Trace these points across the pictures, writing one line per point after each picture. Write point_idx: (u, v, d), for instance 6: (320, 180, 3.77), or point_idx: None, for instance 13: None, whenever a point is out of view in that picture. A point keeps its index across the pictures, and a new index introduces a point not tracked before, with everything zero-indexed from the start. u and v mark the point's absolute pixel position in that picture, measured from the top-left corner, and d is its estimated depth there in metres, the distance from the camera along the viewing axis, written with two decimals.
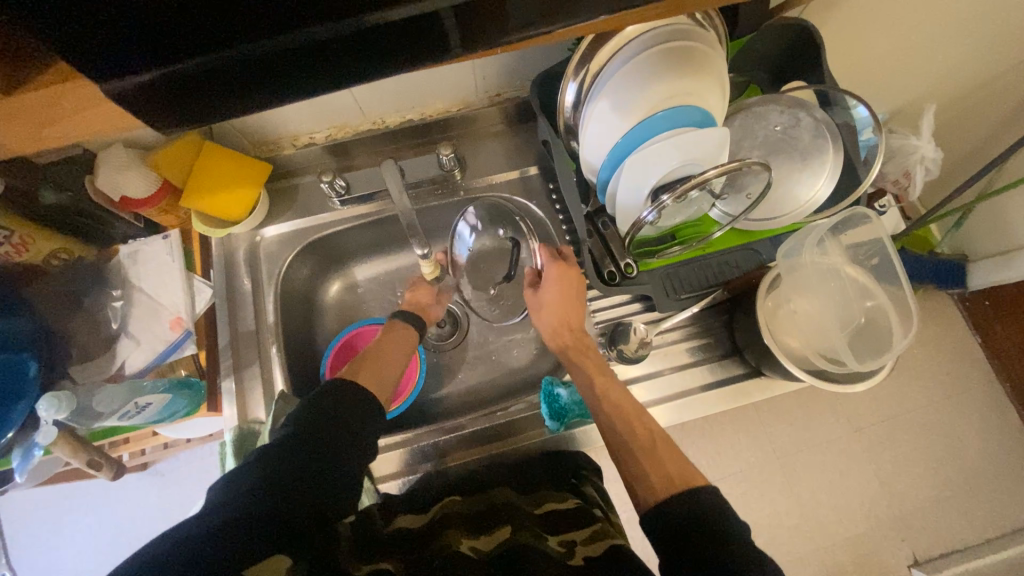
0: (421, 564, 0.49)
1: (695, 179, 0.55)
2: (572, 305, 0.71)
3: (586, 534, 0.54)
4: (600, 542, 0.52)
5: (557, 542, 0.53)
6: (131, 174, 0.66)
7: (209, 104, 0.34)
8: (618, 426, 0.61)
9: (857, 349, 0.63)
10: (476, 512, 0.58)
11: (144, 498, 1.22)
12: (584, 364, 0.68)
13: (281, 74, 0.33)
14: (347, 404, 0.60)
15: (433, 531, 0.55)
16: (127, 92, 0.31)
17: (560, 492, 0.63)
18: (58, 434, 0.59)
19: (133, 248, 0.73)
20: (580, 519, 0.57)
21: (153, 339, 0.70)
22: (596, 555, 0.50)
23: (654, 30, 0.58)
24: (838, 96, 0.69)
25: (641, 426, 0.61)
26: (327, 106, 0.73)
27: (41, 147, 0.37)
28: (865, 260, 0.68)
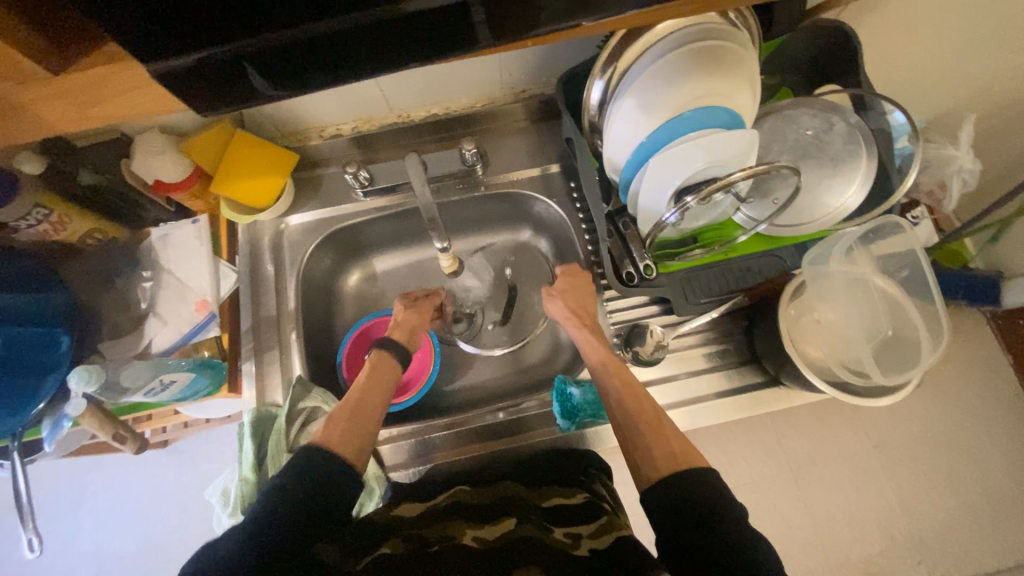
0: (420, 545, 0.52)
1: (720, 181, 0.53)
2: (583, 293, 0.73)
3: (593, 528, 0.56)
4: (607, 535, 0.54)
5: (563, 534, 0.55)
6: (163, 159, 0.68)
7: (246, 89, 0.35)
8: (627, 403, 0.61)
9: (882, 364, 0.61)
10: (484, 504, 0.61)
11: (160, 475, 1.26)
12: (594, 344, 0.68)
13: (315, 60, 0.34)
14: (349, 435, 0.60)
15: (433, 518, 0.58)
16: (170, 73, 0.32)
17: (569, 487, 0.64)
18: (87, 408, 0.61)
19: (164, 232, 0.75)
20: (587, 513, 0.59)
21: (180, 320, 0.72)
22: (603, 548, 0.52)
23: (687, 27, 0.57)
24: (875, 101, 0.67)
25: (647, 403, 0.61)
26: (354, 98, 0.75)
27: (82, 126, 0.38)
28: (894, 272, 0.65)
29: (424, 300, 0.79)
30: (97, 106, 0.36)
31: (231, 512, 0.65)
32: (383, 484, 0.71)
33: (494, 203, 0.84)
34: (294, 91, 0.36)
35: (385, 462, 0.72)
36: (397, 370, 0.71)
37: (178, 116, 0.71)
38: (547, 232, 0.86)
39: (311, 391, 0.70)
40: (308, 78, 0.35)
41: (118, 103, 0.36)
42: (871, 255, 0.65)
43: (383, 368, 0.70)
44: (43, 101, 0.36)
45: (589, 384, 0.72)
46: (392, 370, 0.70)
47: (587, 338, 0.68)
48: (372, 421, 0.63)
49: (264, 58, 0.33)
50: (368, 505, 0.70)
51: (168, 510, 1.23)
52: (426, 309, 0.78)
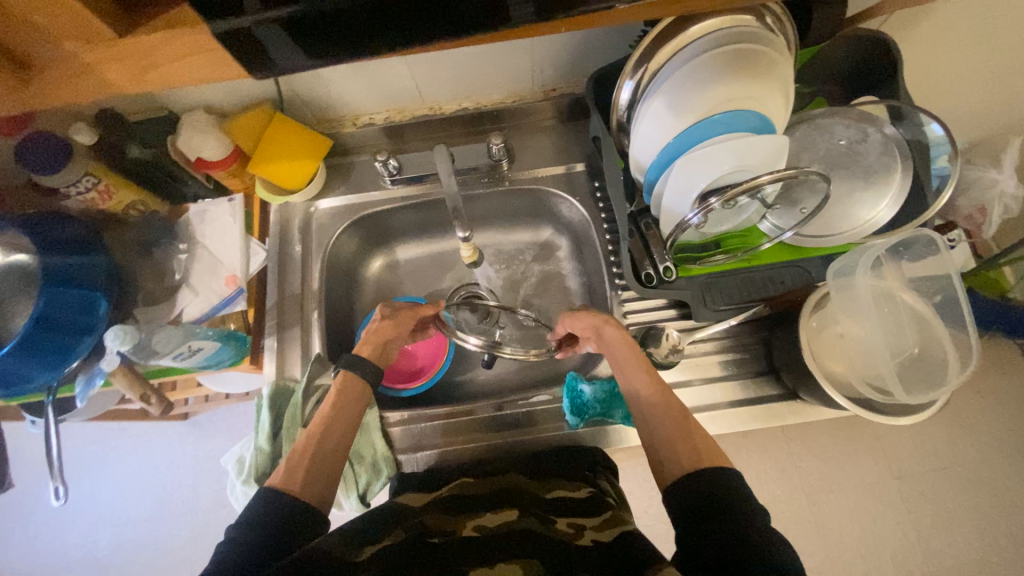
0: (420, 533, 0.56)
1: (747, 183, 0.53)
2: None
3: (597, 521, 0.57)
4: (611, 529, 0.55)
5: (565, 525, 0.57)
6: (205, 137, 0.72)
7: (298, 57, 0.37)
8: (659, 403, 0.61)
9: (907, 382, 0.58)
10: (486, 493, 0.63)
11: (179, 445, 1.32)
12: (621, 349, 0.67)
13: (367, 27, 0.35)
14: (319, 475, 0.59)
15: (436, 507, 0.61)
16: (232, 33, 0.34)
17: (573, 481, 0.65)
18: (120, 364, 0.66)
19: (201, 208, 0.78)
20: (591, 506, 0.60)
21: (209, 292, 0.74)
22: (605, 541, 0.53)
23: (722, 29, 0.56)
24: (911, 113, 0.65)
25: (675, 401, 0.61)
26: (389, 88, 0.77)
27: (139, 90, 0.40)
28: (926, 296, 0.63)
29: (404, 313, 0.75)
30: (158, 69, 0.38)
31: (245, 479, 0.68)
32: (393, 467, 0.72)
33: (518, 199, 0.85)
34: (342, 57, 0.38)
35: (395, 444, 0.73)
36: (366, 395, 0.68)
37: (221, 97, 0.74)
38: (568, 231, 0.87)
39: (327, 367, 0.72)
40: (357, 49, 0.37)
41: (172, 70, 0.38)
42: (900, 269, 0.63)
43: (349, 398, 0.66)
44: (106, 65, 0.37)
45: (601, 382, 0.72)
46: (360, 396, 0.67)
47: (619, 342, 0.67)
48: (337, 461, 0.61)
49: (321, 25, 0.35)
50: (374, 487, 0.72)
51: (183, 479, 1.29)
52: (403, 324, 0.74)
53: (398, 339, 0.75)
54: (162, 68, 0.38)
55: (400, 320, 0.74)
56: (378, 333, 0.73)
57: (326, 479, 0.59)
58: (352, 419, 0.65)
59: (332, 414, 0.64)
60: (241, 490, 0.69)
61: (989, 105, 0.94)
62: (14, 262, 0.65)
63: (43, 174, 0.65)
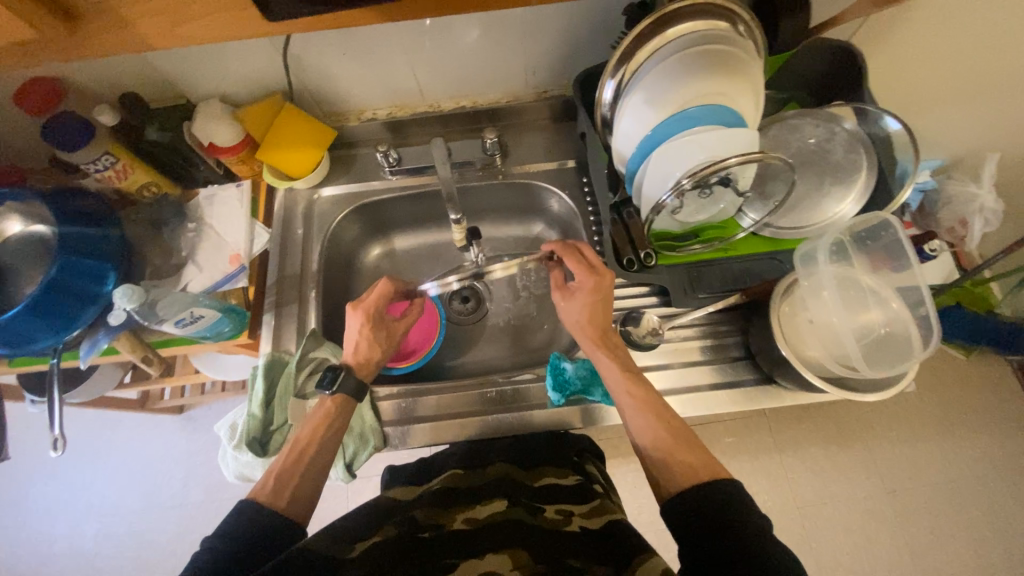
0: (410, 528, 0.58)
1: (716, 166, 0.57)
2: (600, 310, 0.69)
3: (586, 509, 0.62)
4: (599, 517, 0.60)
5: (554, 512, 0.62)
6: (218, 123, 0.77)
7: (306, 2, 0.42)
8: (642, 423, 0.62)
9: (875, 361, 0.60)
10: (474, 485, 0.66)
11: (173, 437, 1.34)
12: (610, 366, 0.67)
13: None
14: (308, 485, 0.62)
15: (426, 502, 0.63)
16: None
17: (561, 468, 0.70)
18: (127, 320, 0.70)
19: (210, 193, 0.83)
20: (579, 495, 0.65)
21: (213, 269, 0.78)
22: (594, 528, 0.59)
23: (694, 32, 0.62)
24: (872, 112, 0.69)
25: (665, 424, 0.62)
26: (393, 84, 0.82)
27: (168, 43, 0.46)
28: (915, 309, 0.62)
29: (386, 318, 0.76)
30: (181, 26, 0.44)
31: (236, 444, 0.71)
32: (381, 438, 0.74)
33: (511, 192, 0.90)
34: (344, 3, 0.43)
35: (383, 417, 0.76)
36: (353, 402, 0.69)
37: (236, 86, 0.80)
38: (557, 225, 0.91)
39: (322, 343, 0.75)
40: None
41: (200, 22, 0.44)
42: (875, 263, 0.65)
43: (343, 415, 0.68)
44: (139, 16, 0.43)
45: (582, 361, 0.75)
46: (347, 405, 0.69)
47: (606, 365, 0.67)
48: (320, 469, 0.64)
49: None
50: (361, 457, 0.74)
51: (175, 473, 1.30)
52: (379, 335, 0.75)
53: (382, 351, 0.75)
54: (191, 21, 0.44)
55: (388, 328, 0.77)
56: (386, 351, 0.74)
57: (310, 487, 0.62)
58: (344, 425, 0.68)
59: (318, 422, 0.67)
60: (232, 454, 0.72)
61: (962, 119, 0.99)
62: (34, 233, 0.70)
63: (67, 151, 0.70)
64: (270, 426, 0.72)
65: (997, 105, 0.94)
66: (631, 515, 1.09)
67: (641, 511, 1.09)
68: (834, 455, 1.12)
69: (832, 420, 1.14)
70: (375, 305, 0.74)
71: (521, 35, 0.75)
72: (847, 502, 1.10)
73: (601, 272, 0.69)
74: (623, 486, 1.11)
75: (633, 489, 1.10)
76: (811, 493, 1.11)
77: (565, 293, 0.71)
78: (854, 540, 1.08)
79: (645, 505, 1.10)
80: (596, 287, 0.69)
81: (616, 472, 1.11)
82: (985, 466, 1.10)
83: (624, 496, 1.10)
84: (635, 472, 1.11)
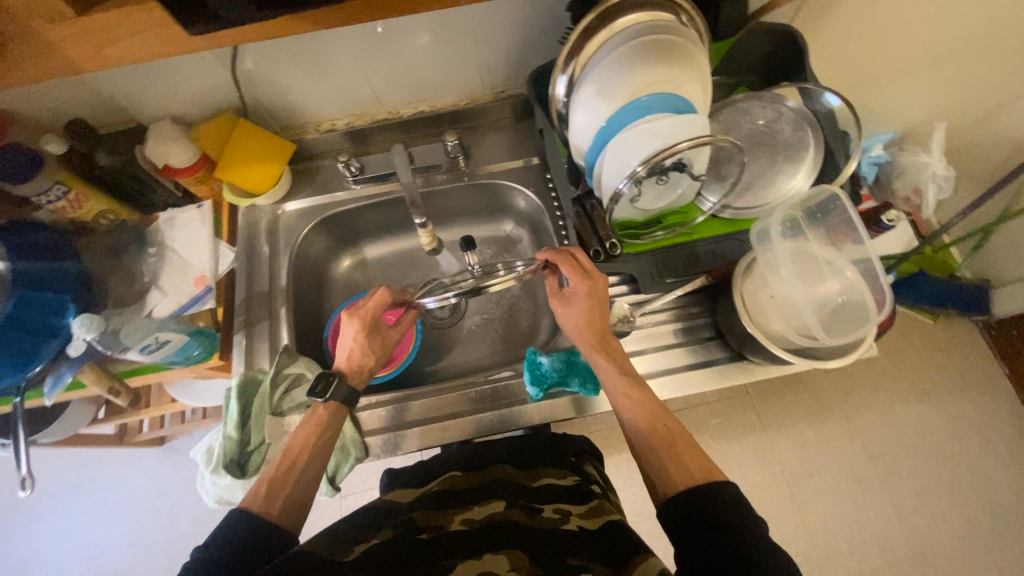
0: (410, 529, 0.56)
1: (668, 150, 0.59)
2: (598, 312, 0.69)
3: (583, 509, 0.61)
4: (597, 517, 0.60)
5: (553, 510, 0.60)
6: (171, 145, 0.76)
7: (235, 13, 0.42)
8: (640, 422, 0.64)
9: (834, 329, 0.63)
10: (473, 486, 0.65)
11: (157, 470, 1.30)
12: (610, 371, 0.67)
13: None
14: (297, 496, 0.61)
15: (425, 503, 0.62)
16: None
17: (558, 469, 0.70)
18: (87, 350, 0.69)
19: (170, 215, 0.81)
20: (577, 495, 0.65)
21: (178, 291, 0.77)
22: (592, 528, 0.58)
23: (639, 23, 0.63)
24: (814, 90, 0.72)
25: (665, 426, 0.63)
26: (349, 93, 0.82)
27: (101, 65, 0.46)
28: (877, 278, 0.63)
29: (381, 325, 0.74)
30: (112, 45, 0.44)
31: (213, 467, 0.70)
32: (362, 447, 0.75)
33: (478, 193, 0.90)
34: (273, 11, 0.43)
35: (363, 427, 0.76)
36: (347, 410, 0.70)
37: (188, 105, 0.79)
38: (525, 222, 0.92)
39: (296, 359, 0.74)
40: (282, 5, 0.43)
41: (130, 43, 0.44)
42: (835, 239, 0.67)
43: (335, 422, 0.68)
44: (67, 39, 0.43)
45: (557, 353, 0.76)
46: (339, 411, 0.69)
47: (606, 367, 0.68)
48: (310, 475, 0.63)
49: None
50: (343, 469, 0.74)
51: (162, 507, 1.27)
52: (373, 340, 0.73)
53: (377, 356, 0.74)
54: (124, 40, 0.44)
55: (383, 333, 0.75)
56: (379, 360, 0.74)
57: (300, 500, 0.61)
58: (329, 444, 0.67)
59: (309, 427, 0.67)
60: (210, 478, 0.71)
61: (907, 92, 1.02)
62: None
63: (14, 183, 0.68)
64: (247, 446, 0.71)
65: (937, 77, 0.98)
66: (627, 504, 1.10)
67: (636, 500, 1.10)
68: (816, 427, 1.15)
69: (811, 393, 1.17)
70: (370, 314, 0.72)
71: (471, 37, 0.75)
72: (833, 471, 1.12)
73: (594, 277, 0.67)
74: (616, 476, 1.11)
75: (626, 478, 1.11)
76: (797, 465, 1.13)
77: (562, 299, 0.71)
78: (843, 508, 1.10)
79: (639, 494, 1.10)
80: (590, 291, 0.68)
81: (610, 464, 1.11)
82: (959, 423, 1.15)
83: (618, 487, 1.10)
84: (627, 461, 1.12)
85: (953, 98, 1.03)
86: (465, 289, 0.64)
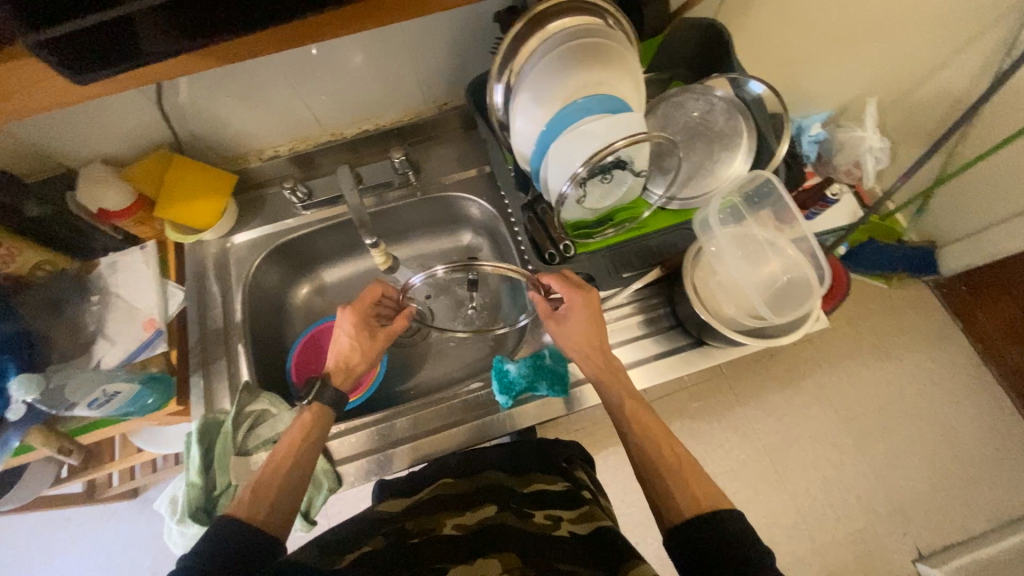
0: (399, 537, 0.55)
1: (605, 150, 0.60)
2: (596, 327, 0.70)
3: (574, 513, 0.61)
4: (588, 523, 0.59)
5: (543, 516, 0.60)
6: (106, 187, 0.73)
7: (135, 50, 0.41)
8: (646, 447, 0.64)
9: (782, 307, 0.65)
10: (464, 492, 0.64)
11: (131, 524, 1.24)
12: (612, 383, 0.69)
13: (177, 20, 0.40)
14: (285, 495, 0.60)
15: (417, 511, 0.61)
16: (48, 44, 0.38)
17: (550, 475, 0.69)
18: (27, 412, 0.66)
19: (112, 260, 0.79)
20: (568, 500, 0.64)
21: (128, 338, 0.74)
22: (583, 532, 0.57)
23: (568, 28, 0.65)
24: (742, 79, 0.74)
25: (670, 448, 0.63)
26: (288, 118, 0.81)
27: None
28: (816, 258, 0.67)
29: (374, 324, 0.76)
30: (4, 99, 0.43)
31: (179, 518, 0.68)
32: (334, 477, 0.74)
33: (431, 207, 0.90)
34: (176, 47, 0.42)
35: (335, 456, 0.76)
36: (333, 419, 0.69)
37: (119, 144, 0.76)
38: (482, 232, 0.92)
39: (258, 396, 0.72)
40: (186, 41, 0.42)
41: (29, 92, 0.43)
42: (783, 221, 0.69)
43: (320, 428, 0.67)
44: None
45: (523, 359, 0.77)
46: (326, 413, 0.69)
47: (605, 377, 0.69)
48: (297, 475, 0.62)
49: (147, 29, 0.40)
50: (317, 501, 0.73)
51: (140, 563, 1.21)
52: (362, 335, 0.74)
53: (366, 355, 0.74)
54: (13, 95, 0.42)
55: (376, 333, 0.76)
56: (366, 359, 0.74)
57: (283, 509, 0.59)
58: (308, 462, 0.64)
59: (291, 429, 0.66)
60: (177, 529, 0.69)
61: (836, 72, 1.07)
62: None
63: None
64: (213, 491, 0.69)
65: (860, 56, 1.03)
66: None
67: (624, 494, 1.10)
68: (792, 399, 1.14)
69: (783, 366, 1.16)
70: (369, 307, 0.75)
71: (406, 53, 0.75)
72: (814, 440, 1.11)
73: (589, 288, 0.70)
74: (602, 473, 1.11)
75: None
76: (777, 439, 1.12)
77: (557, 317, 0.71)
78: (824, 476, 1.09)
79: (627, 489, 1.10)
80: (586, 302, 0.70)
81: None
82: (934, 381, 1.17)
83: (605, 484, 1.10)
84: None
85: (878, 74, 1.08)
86: (458, 262, 0.64)
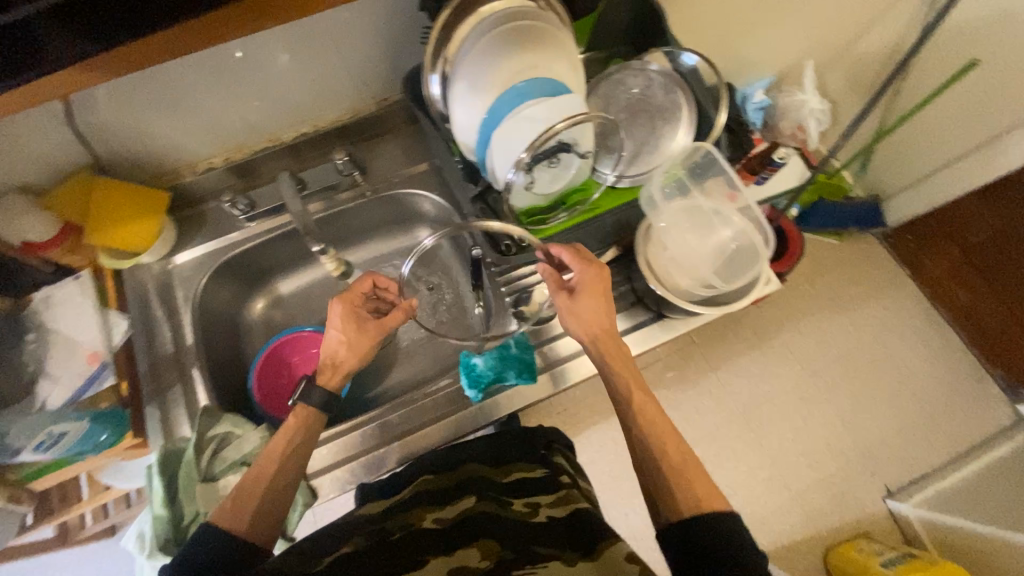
0: (381, 536, 0.55)
1: (547, 133, 0.59)
2: (607, 307, 0.68)
3: (552, 497, 0.61)
4: (566, 505, 0.59)
5: (522, 504, 0.60)
6: (26, 218, 0.69)
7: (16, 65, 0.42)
8: (653, 443, 0.63)
9: (727, 275, 0.69)
10: (447, 486, 0.63)
11: (109, 563, 1.19)
12: (620, 364, 0.67)
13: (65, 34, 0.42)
14: (261, 510, 0.58)
15: (396, 510, 0.59)
16: None
17: (530, 462, 0.68)
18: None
19: (44, 293, 0.74)
20: (547, 486, 0.63)
21: (72, 374, 0.70)
22: (560, 516, 0.58)
23: (499, 11, 0.64)
24: (676, 52, 0.74)
25: (677, 450, 0.62)
26: (219, 127, 0.77)
27: None
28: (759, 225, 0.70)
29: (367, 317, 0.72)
30: None
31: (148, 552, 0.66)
32: (309, 492, 0.73)
33: (383, 207, 0.88)
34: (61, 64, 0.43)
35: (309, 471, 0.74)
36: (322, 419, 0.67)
37: (35, 170, 0.71)
38: (438, 227, 0.91)
39: (220, 418, 0.70)
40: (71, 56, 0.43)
41: None
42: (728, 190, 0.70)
43: (311, 435, 0.65)
44: None
45: (489, 352, 0.76)
46: (316, 415, 0.67)
47: (616, 359, 0.67)
48: (291, 481, 0.61)
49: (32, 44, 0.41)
50: (293, 517, 0.72)
51: None
52: (352, 327, 0.71)
53: (358, 348, 0.71)
54: None
55: (368, 326, 0.72)
56: (355, 353, 0.71)
57: (268, 521, 0.58)
58: (291, 479, 0.61)
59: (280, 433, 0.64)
60: (148, 563, 0.67)
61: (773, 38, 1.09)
62: None
63: None
64: (182, 521, 0.67)
65: (794, 20, 1.05)
66: None
67: None
68: (760, 360, 1.14)
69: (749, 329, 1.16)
70: (359, 298, 0.72)
71: (335, 48, 0.73)
72: (783, 396, 1.12)
73: (604, 265, 0.69)
74: None
75: None
76: (748, 400, 1.11)
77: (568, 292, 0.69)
78: (796, 431, 1.09)
79: None
80: (600, 278, 0.69)
81: None
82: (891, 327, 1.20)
83: None
84: None
85: (811, 37, 1.11)
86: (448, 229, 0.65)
